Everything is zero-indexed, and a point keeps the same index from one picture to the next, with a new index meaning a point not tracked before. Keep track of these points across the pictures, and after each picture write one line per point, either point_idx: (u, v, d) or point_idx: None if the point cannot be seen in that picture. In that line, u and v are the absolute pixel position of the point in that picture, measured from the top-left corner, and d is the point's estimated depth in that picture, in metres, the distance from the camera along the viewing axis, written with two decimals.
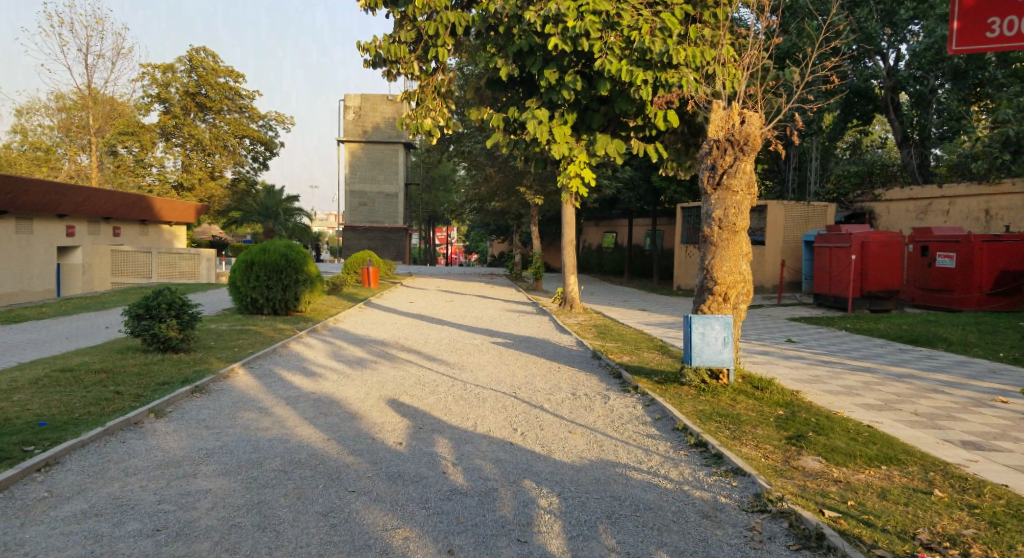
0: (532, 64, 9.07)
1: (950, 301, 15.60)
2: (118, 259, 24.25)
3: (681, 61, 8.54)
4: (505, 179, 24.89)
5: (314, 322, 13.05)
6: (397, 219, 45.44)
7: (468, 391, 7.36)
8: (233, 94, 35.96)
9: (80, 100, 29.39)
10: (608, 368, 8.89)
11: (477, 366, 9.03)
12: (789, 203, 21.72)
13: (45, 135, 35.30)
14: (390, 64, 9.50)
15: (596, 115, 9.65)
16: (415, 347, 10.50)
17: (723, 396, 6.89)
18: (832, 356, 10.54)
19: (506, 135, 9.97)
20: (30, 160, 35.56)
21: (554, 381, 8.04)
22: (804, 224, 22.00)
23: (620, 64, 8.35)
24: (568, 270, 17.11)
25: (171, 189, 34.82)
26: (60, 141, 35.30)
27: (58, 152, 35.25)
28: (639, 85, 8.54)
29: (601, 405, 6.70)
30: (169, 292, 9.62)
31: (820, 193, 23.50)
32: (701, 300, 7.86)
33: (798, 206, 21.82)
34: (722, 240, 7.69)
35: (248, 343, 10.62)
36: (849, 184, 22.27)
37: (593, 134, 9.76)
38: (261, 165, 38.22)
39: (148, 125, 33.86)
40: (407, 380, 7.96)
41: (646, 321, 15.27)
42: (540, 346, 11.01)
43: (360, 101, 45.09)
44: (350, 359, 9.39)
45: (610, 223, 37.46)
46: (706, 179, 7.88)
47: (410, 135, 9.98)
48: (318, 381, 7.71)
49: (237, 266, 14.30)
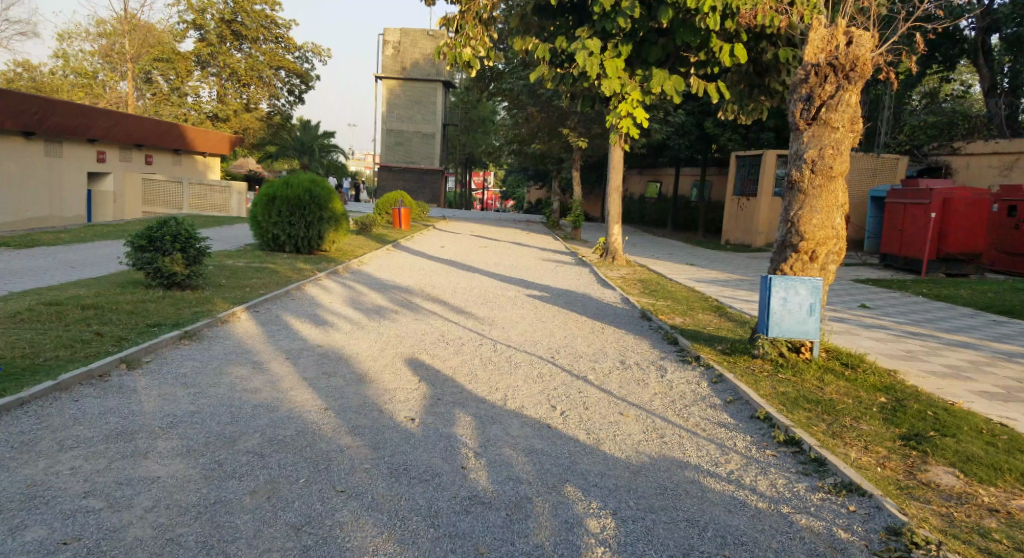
0: None
1: None
2: (149, 188, 23.63)
3: None
4: (547, 119, 23.39)
5: (337, 264, 12.09)
6: (433, 160, 44.06)
7: (498, 353, 6.30)
8: (269, 22, 34.51)
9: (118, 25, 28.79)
10: (660, 332, 7.74)
11: (509, 322, 7.96)
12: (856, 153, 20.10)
13: (85, 60, 34.88)
14: None
15: (654, 48, 8.37)
16: (442, 297, 9.44)
17: (805, 373, 5.71)
18: (919, 327, 9.18)
19: (552, 69, 8.79)
20: (73, 86, 35.36)
21: (598, 346, 6.92)
22: (871, 178, 20.26)
23: None
24: (612, 219, 15.79)
25: (205, 119, 33.91)
26: (100, 67, 34.75)
27: (99, 78, 34.77)
28: (706, 14, 7.28)
29: (656, 381, 5.57)
30: (176, 222, 8.69)
31: (890, 144, 21.52)
32: (781, 258, 6.68)
33: (864, 158, 20.16)
34: (813, 187, 6.43)
35: (260, 283, 9.70)
36: (924, 136, 20.42)
37: (649, 69, 8.47)
38: (297, 98, 37.12)
39: (183, 53, 32.94)
40: (432, 336, 6.93)
41: (697, 278, 13.94)
42: (581, 302, 9.87)
43: (400, 36, 43.37)
44: (368, 307, 8.40)
45: (653, 172, 35.64)
46: (798, 113, 6.57)
47: (447, 66, 8.78)
48: (327, 332, 6.72)
49: (259, 199, 13.43)
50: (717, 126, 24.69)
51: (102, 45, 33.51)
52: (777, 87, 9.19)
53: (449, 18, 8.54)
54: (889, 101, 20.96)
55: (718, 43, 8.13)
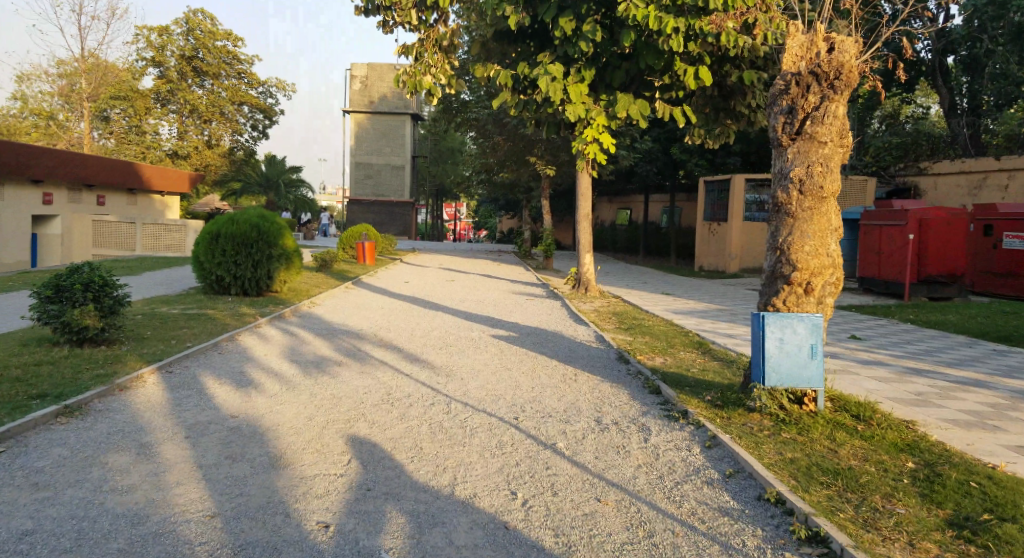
0: (543, 12, 7.18)
1: (1015, 289, 13.62)
2: (99, 229, 22.17)
3: (717, 7, 6.57)
4: (515, 148, 22.70)
5: (285, 307, 11.04)
6: (403, 193, 43.16)
7: (449, 416, 5.27)
8: (230, 58, 33.50)
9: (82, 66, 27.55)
10: (640, 379, 6.80)
11: (468, 372, 6.95)
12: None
13: (43, 101, 32.55)
14: (385, 12, 7.77)
15: (618, 72, 7.66)
16: (396, 343, 8.41)
17: (813, 430, 4.77)
18: (919, 360, 8.35)
19: (514, 95, 8.00)
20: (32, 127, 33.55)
21: (570, 399, 5.95)
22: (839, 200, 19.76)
23: (647, 8, 6.51)
24: (583, 248, 14.97)
25: (164, 157, 32.75)
26: (60, 106, 32.53)
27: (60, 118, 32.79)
28: (669, 36, 6.71)
29: (638, 447, 4.59)
30: (89, 269, 7.60)
31: (857, 167, 21.09)
32: (772, 292, 5.66)
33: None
34: (802, 210, 5.47)
35: (190, 333, 8.61)
36: (890, 157, 19.94)
37: (614, 93, 7.75)
38: (261, 133, 36.00)
39: (143, 90, 31.54)
40: (377, 395, 5.89)
41: (674, 310, 13.11)
42: (550, 342, 8.91)
43: (367, 71, 42.55)
44: (308, 359, 7.35)
45: (624, 199, 35.16)
46: (780, 127, 5.69)
47: (408, 94, 7.95)
48: (248, 398, 5.66)
49: (201, 238, 12.31)
50: (687, 153, 24.27)
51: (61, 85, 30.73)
52: (744, 110, 8.51)
53: (406, 45, 7.76)
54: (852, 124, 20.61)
55: (682, 66, 7.43)
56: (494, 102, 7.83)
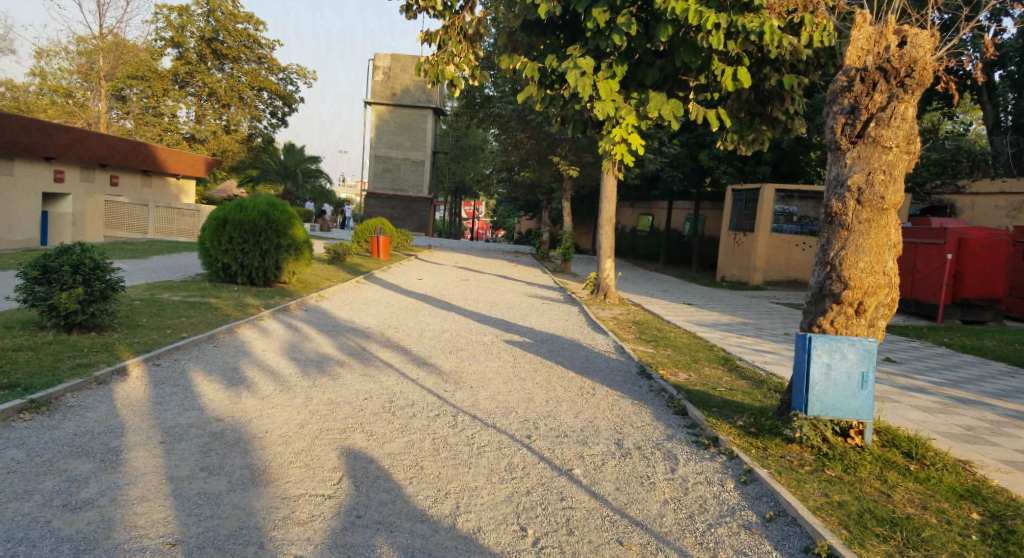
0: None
1: None
2: (112, 210, 21.93)
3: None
4: (537, 147, 22.23)
5: (290, 299, 10.63)
6: (422, 188, 42.83)
7: (454, 430, 4.79)
8: (251, 42, 33.26)
9: (103, 45, 27.46)
10: (664, 396, 6.28)
11: (478, 380, 6.46)
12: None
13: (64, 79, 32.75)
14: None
15: (651, 69, 7.15)
16: (403, 344, 7.94)
17: (860, 469, 4.26)
18: (966, 389, 7.73)
19: (541, 89, 7.52)
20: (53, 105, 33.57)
21: (588, 417, 5.46)
22: None
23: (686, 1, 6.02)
24: (604, 252, 14.44)
25: (182, 140, 32.58)
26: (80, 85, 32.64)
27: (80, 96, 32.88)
28: (709, 31, 6.18)
29: (665, 479, 4.08)
30: (80, 250, 7.21)
31: None
32: (817, 310, 5.25)
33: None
34: (858, 221, 5.06)
35: (187, 323, 8.21)
36: (926, 173, 18.99)
37: (646, 92, 7.25)
38: (280, 121, 35.78)
39: (162, 72, 31.57)
40: (379, 401, 5.43)
41: (698, 321, 12.55)
42: (567, 351, 8.40)
43: (390, 62, 42.30)
44: (307, 358, 6.89)
45: (646, 205, 34.55)
46: (838, 129, 5.28)
47: (430, 84, 7.46)
48: (237, 398, 5.23)
49: (208, 223, 11.93)
50: (714, 160, 23.74)
51: (82, 64, 30.24)
52: (780, 116, 7.88)
53: (430, 31, 7.30)
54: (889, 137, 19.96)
55: (719, 66, 6.91)
56: (519, 96, 7.34)
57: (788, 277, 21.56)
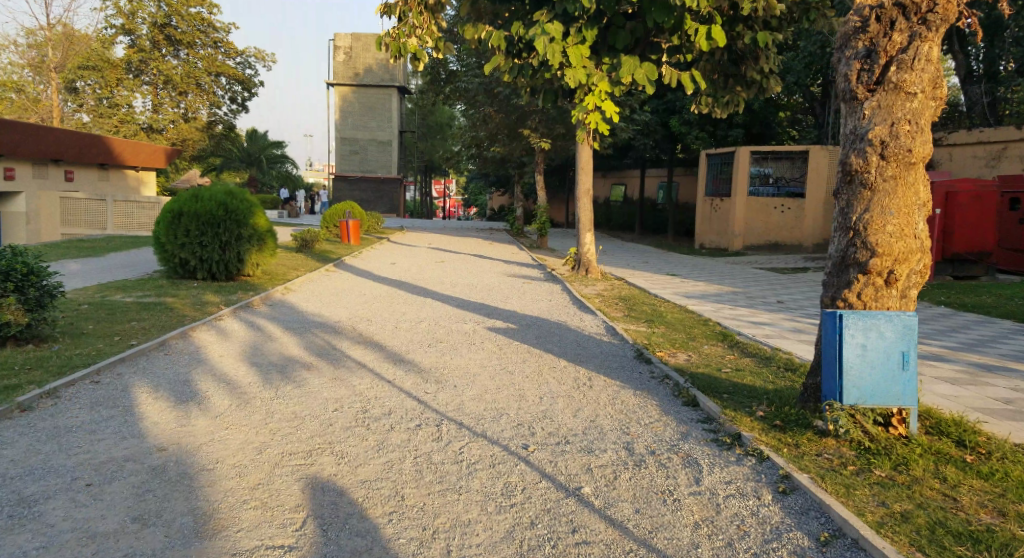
0: None
1: None
2: (69, 206, 20.61)
3: None
4: (507, 120, 21.37)
5: (254, 294, 9.85)
6: (391, 168, 41.70)
7: (438, 445, 4.13)
8: (206, 26, 31.44)
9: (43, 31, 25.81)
10: (668, 384, 5.70)
11: (462, 378, 5.81)
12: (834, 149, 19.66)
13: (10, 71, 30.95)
14: None
15: (621, 32, 6.49)
16: (377, 339, 7.23)
17: (912, 466, 3.71)
18: (980, 353, 7.26)
19: (508, 59, 6.86)
20: None
21: (589, 416, 4.85)
22: None
23: None
24: (584, 227, 13.84)
25: (138, 130, 30.80)
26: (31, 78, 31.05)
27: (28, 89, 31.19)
28: None
29: (691, 495, 3.48)
30: (10, 253, 6.35)
31: None
32: (840, 283, 4.65)
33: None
34: (883, 179, 4.41)
35: (138, 327, 7.42)
36: None
37: (617, 56, 6.64)
38: (240, 106, 34.27)
39: (115, 61, 29.91)
40: (351, 412, 4.74)
41: (685, 293, 12.02)
42: (555, 336, 7.77)
43: (351, 41, 40.72)
44: (269, 362, 6.19)
45: (618, 174, 33.90)
46: (854, 76, 4.59)
47: (391, 59, 6.74)
48: (187, 420, 4.48)
49: (161, 217, 11.04)
50: (685, 124, 23.16)
51: (31, 56, 28.74)
52: (755, 77, 7.27)
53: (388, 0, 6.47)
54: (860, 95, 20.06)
55: (691, 26, 6.31)
56: (485, 68, 6.69)
57: (768, 241, 20.87)
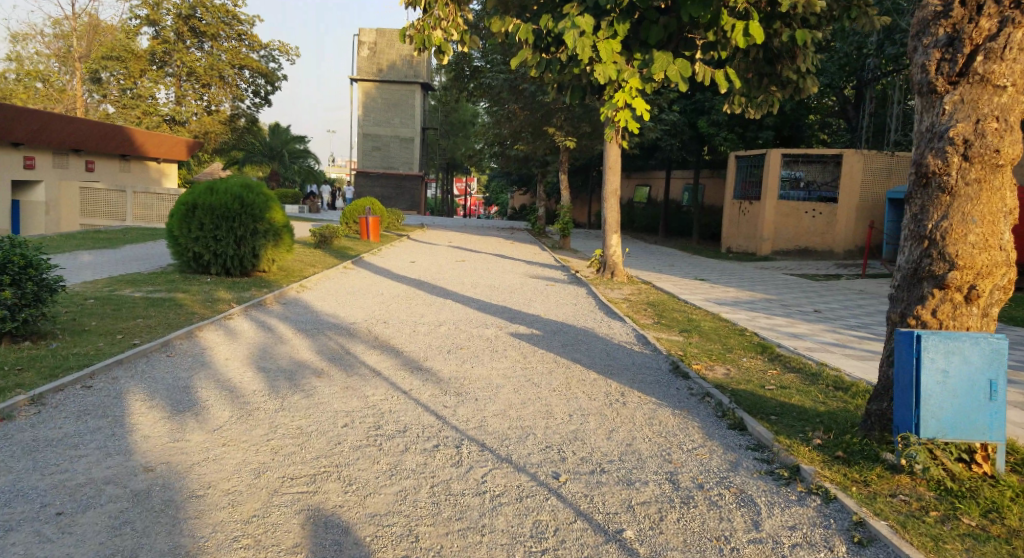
0: None
1: None
2: (88, 197, 20.44)
3: None
4: (532, 118, 20.93)
5: (269, 292, 9.51)
6: (413, 165, 41.41)
7: (459, 470, 3.69)
8: (230, 18, 31.29)
9: None
10: (711, 403, 5.23)
11: (485, 390, 5.37)
12: (868, 154, 18.93)
13: (39, 62, 31.18)
14: None
15: (655, 26, 6.01)
16: (395, 343, 6.81)
17: (1007, 514, 3.19)
18: None
19: (536, 53, 6.42)
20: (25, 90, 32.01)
21: (624, 439, 4.41)
22: (886, 178, 19.14)
23: None
24: (611, 228, 13.34)
25: (161, 122, 30.77)
26: (59, 69, 31.25)
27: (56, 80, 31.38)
28: None
29: (750, 543, 2.99)
30: (9, 243, 6.00)
31: (901, 142, 19.94)
32: (911, 298, 4.13)
33: (880, 158, 18.96)
34: (966, 183, 3.88)
35: (143, 325, 7.06)
36: None
37: (650, 52, 6.18)
38: (263, 99, 34.17)
39: (140, 52, 29.94)
40: (362, 427, 4.32)
41: (717, 299, 11.46)
42: (583, 344, 7.30)
43: (376, 37, 40.36)
44: (279, 366, 5.81)
45: (643, 175, 33.26)
46: (933, 67, 4.05)
47: (415, 52, 6.35)
48: (182, 434, 4.08)
49: (175, 210, 10.75)
50: (714, 125, 22.54)
51: (59, 47, 29.78)
52: (791, 77, 6.69)
53: None
54: (898, 96, 19.29)
55: (729, 21, 5.81)
56: (512, 63, 6.24)
57: (798, 247, 20.13)
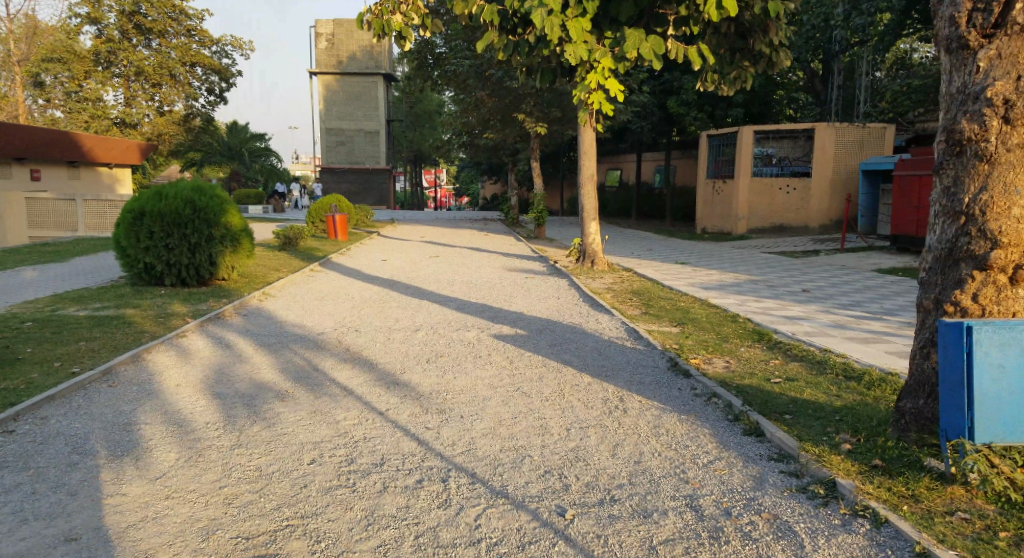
0: None
1: None
2: (35, 208, 19.27)
3: None
4: (499, 105, 20.33)
5: (229, 302, 8.85)
6: (379, 159, 40.51)
7: (449, 513, 3.20)
8: (178, 13, 29.83)
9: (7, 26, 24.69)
10: (719, 405, 4.77)
11: (469, 404, 4.85)
12: (839, 126, 18.70)
13: None
14: None
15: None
16: (368, 355, 6.24)
17: None
18: None
19: (502, 34, 6.00)
20: None
21: (632, 454, 3.94)
22: (858, 151, 18.95)
23: None
24: (588, 215, 12.86)
25: (111, 126, 29.43)
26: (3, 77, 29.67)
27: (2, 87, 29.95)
28: None
29: None
30: None
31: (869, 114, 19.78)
32: (944, 280, 3.69)
33: (851, 130, 18.77)
34: (1008, 149, 3.41)
35: (86, 348, 6.39)
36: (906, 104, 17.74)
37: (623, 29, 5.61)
38: (218, 97, 32.94)
39: (84, 53, 28.65)
40: (331, 465, 3.80)
41: (703, 284, 11.08)
42: (572, 342, 6.83)
43: (333, 28, 39.13)
44: (239, 391, 5.25)
45: (613, 159, 32.89)
46: (965, 19, 3.55)
47: (374, 38, 5.75)
48: (117, 489, 3.56)
49: (121, 218, 9.96)
50: (684, 106, 22.21)
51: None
52: (765, 51, 6.26)
53: None
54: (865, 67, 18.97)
55: None
56: (477, 47, 5.73)
57: (772, 224, 19.86)
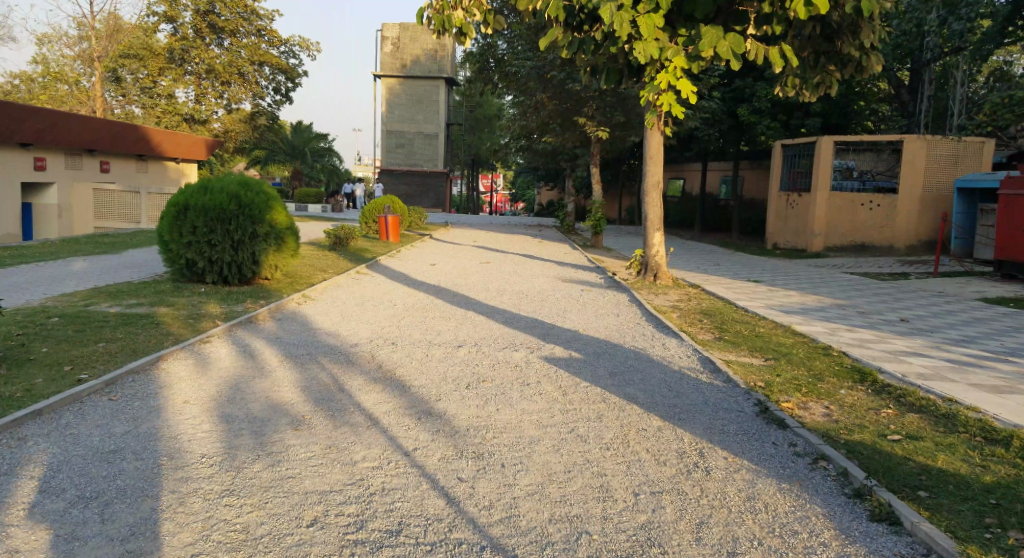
0: None
1: None
2: (100, 199, 19.64)
3: None
4: (563, 108, 19.47)
5: (265, 304, 8.22)
6: (438, 162, 40.22)
7: None
8: (249, 13, 30.26)
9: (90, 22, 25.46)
10: (831, 474, 3.73)
11: (512, 449, 3.97)
12: (930, 139, 17.02)
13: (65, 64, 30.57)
14: None
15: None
16: (402, 375, 5.43)
17: None
18: None
19: (567, 31, 5.39)
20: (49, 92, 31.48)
21: (722, 543, 2.96)
22: (952, 166, 17.21)
23: None
24: (653, 225, 11.83)
25: (182, 121, 29.81)
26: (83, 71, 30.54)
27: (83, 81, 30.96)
28: None
29: None
30: None
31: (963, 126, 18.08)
32: None
33: (944, 143, 17.07)
34: None
35: (101, 352, 5.73)
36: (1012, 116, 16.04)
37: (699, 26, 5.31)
38: (284, 96, 33.22)
39: (159, 49, 29.16)
40: (336, 530, 2.92)
41: (782, 307, 9.92)
42: (635, 371, 5.87)
43: (399, 31, 39.16)
44: (251, 413, 4.47)
45: (677, 168, 31.61)
46: None
47: (435, 32, 5.79)
48: (69, 551, 2.65)
49: (165, 212, 9.51)
50: (756, 114, 20.84)
51: (82, 48, 28.86)
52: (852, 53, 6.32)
53: None
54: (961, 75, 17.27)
55: None
56: (542, 44, 5.23)
57: (853, 242, 18.25)
